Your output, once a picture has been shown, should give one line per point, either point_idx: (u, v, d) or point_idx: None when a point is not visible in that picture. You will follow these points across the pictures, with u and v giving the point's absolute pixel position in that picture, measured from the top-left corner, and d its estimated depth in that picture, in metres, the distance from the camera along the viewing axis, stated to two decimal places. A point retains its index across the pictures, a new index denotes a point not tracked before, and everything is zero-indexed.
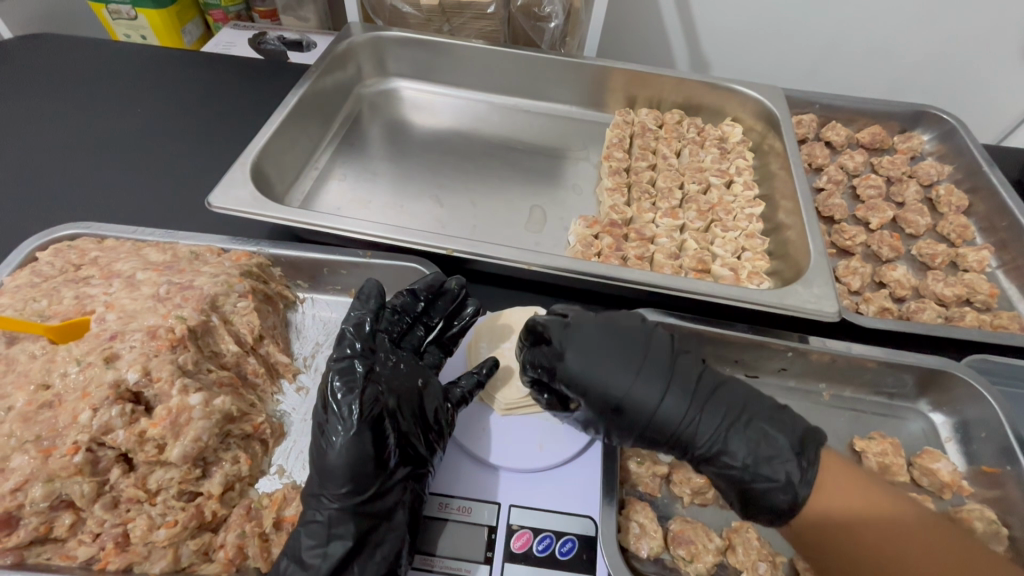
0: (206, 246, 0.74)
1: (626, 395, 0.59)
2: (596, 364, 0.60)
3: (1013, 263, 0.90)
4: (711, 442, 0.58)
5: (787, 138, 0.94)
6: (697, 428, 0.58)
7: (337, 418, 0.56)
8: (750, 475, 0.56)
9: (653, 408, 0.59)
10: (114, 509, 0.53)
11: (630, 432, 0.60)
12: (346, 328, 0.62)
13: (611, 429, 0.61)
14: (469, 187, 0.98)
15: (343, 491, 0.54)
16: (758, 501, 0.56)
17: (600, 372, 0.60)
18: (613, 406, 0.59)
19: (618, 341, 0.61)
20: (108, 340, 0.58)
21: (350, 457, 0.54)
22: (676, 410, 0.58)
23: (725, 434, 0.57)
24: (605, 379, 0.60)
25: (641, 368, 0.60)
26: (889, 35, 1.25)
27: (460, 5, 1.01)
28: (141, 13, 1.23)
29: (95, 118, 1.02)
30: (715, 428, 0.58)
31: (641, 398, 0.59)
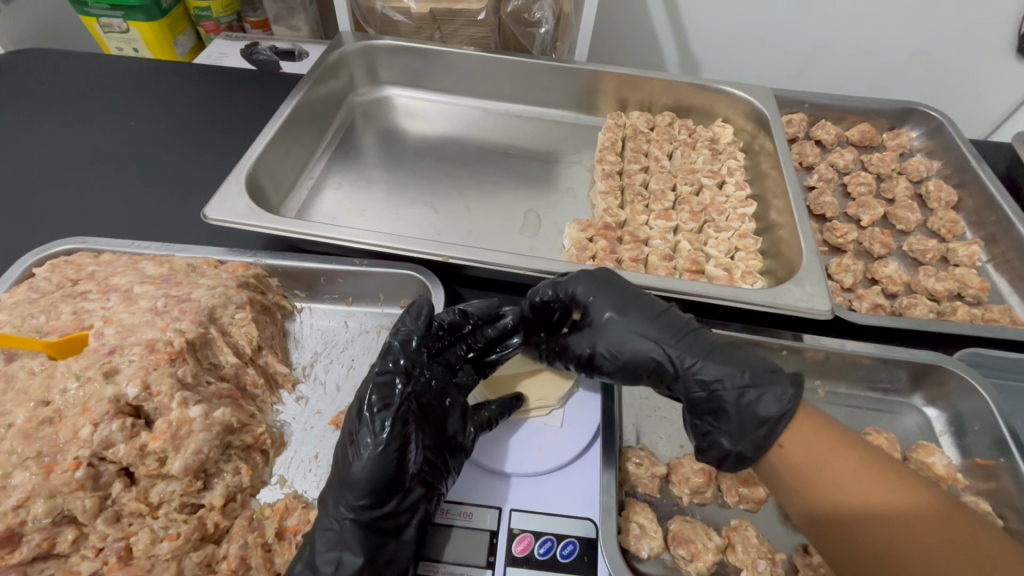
0: (203, 259, 0.75)
1: (622, 314, 0.65)
2: (599, 287, 0.67)
3: (1002, 257, 0.91)
4: (699, 357, 0.60)
5: (777, 138, 0.95)
6: (686, 344, 0.61)
7: (369, 432, 0.55)
8: (739, 387, 0.58)
9: (647, 330, 0.63)
10: (116, 523, 0.53)
11: (623, 352, 0.64)
12: (395, 340, 0.61)
13: (608, 351, 0.64)
14: (464, 193, 0.99)
15: (360, 505, 0.54)
16: (746, 415, 0.57)
17: (601, 294, 0.66)
18: (609, 326, 0.65)
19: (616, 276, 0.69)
20: (107, 355, 0.59)
21: (373, 477, 0.53)
22: (666, 330, 0.63)
23: (715, 350, 0.60)
24: (605, 299, 0.66)
25: (636, 296, 0.66)
26: (875, 35, 1.27)
27: (450, 13, 1.02)
28: (133, 26, 1.24)
29: (89, 132, 1.03)
30: (706, 345, 0.61)
31: (635, 319, 0.64)
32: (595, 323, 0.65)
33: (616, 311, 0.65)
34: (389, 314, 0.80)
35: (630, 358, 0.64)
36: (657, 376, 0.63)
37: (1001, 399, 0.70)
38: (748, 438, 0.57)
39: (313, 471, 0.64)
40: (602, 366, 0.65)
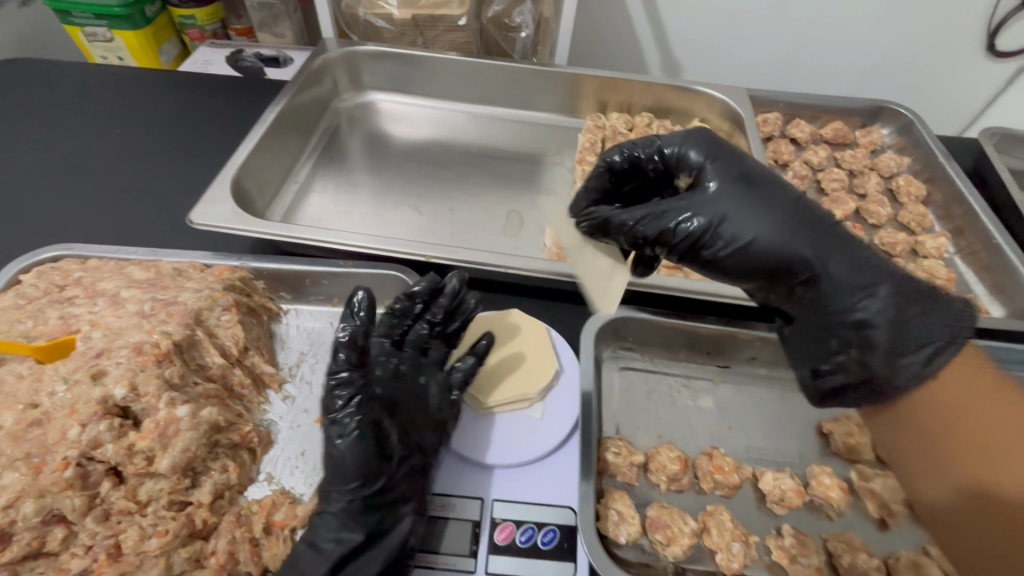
0: (189, 263, 0.76)
1: (750, 186, 0.56)
2: (718, 154, 0.58)
3: (969, 249, 0.94)
4: (829, 253, 0.56)
5: (751, 137, 0.97)
6: (817, 232, 0.56)
7: (342, 421, 0.58)
8: (872, 288, 0.55)
9: (777, 210, 0.56)
10: (105, 521, 0.54)
11: (748, 231, 0.55)
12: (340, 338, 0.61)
13: (728, 228, 0.55)
14: (447, 194, 1.01)
15: (352, 487, 0.57)
16: (890, 318, 0.55)
17: (725, 160, 0.57)
18: (732, 196, 0.56)
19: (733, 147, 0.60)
20: (95, 358, 0.60)
21: (357, 460, 0.57)
22: (796, 213, 0.56)
23: (844, 242, 0.56)
24: (732, 167, 0.57)
25: (764, 172, 0.58)
26: (848, 35, 1.31)
27: (432, 19, 1.04)
28: (118, 35, 1.24)
29: (75, 140, 1.03)
30: (834, 235, 0.56)
31: (767, 197, 0.56)
32: (713, 196, 0.56)
33: (745, 180, 0.56)
34: None
35: (756, 237, 0.55)
36: (783, 263, 0.56)
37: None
38: (859, 337, 0.56)
39: (300, 468, 0.66)
40: (710, 246, 0.56)
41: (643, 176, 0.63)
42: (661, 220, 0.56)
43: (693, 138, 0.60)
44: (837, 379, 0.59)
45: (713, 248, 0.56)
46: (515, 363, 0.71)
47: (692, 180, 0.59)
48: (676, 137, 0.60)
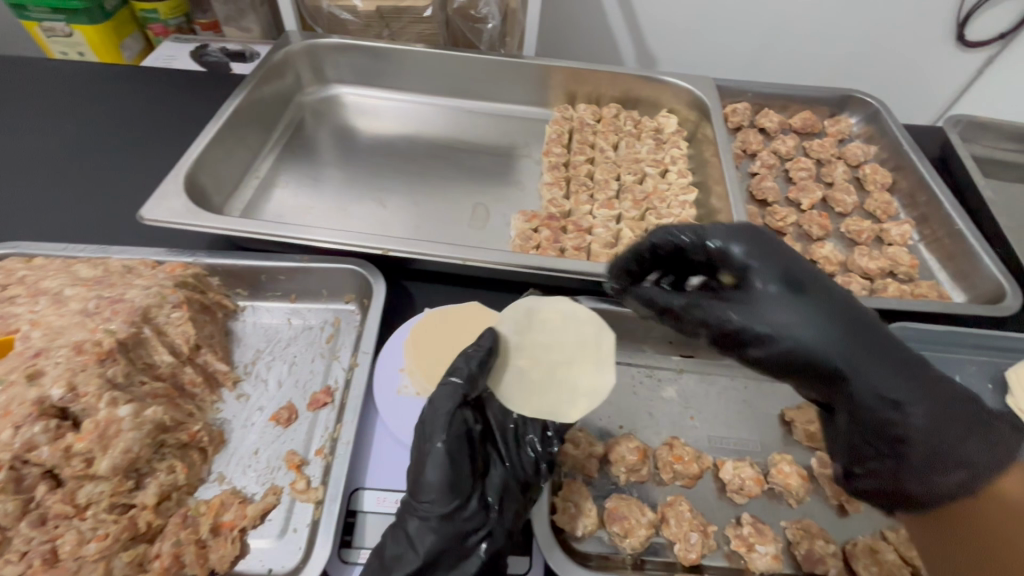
0: (139, 260, 0.74)
1: (800, 295, 0.48)
2: (759, 253, 0.50)
3: (933, 236, 0.94)
4: (878, 376, 0.46)
5: (717, 127, 0.97)
6: (870, 350, 0.47)
7: (438, 429, 0.55)
8: (916, 408, 0.46)
9: (822, 322, 0.47)
10: (41, 526, 0.52)
11: (785, 346, 0.48)
12: (468, 361, 0.60)
13: (755, 348, 0.49)
14: (413, 188, 0.99)
15: (434, 502, 0.52)
16: (920, 442, 0.46)
17: (771, 263, 0.49)
18: (772, 305, 0.48)
19: (777, 243, 0.52)
20: (33, 358, 0.58)
21: (446, 474, 0.53)
22: (846, 328, 0.47)
23: (910, 368, 0.46)
24: (768, 272, 0.49)
25: (816, 276, 0.49)
26: (818, 25, 1.31)
27: (398, 10, 1.03)
28: (76, 30, 1.21)
29: (28, 136, 1.01)
30: (900, 370, 0.46)
31: (812, 304, 0.48)
32: (747, 305, 0.49)
33: (792, 289, 0.48)
34: (333, 310, 0.80)
35: (792, 353, 0.48)
36: (828, 382, 0.48)
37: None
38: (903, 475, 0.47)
39: (252, 467, 0.64)
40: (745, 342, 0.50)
41: (688, 262, 0.56)
42: (707, 310, 0.52)
43: (734, 233, 0.52)
44: (872, 483, 0.50)
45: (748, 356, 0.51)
46: (537, 381, 0.63)
47: (734, 279, 0.52)
48: (722, 230, 0.52)
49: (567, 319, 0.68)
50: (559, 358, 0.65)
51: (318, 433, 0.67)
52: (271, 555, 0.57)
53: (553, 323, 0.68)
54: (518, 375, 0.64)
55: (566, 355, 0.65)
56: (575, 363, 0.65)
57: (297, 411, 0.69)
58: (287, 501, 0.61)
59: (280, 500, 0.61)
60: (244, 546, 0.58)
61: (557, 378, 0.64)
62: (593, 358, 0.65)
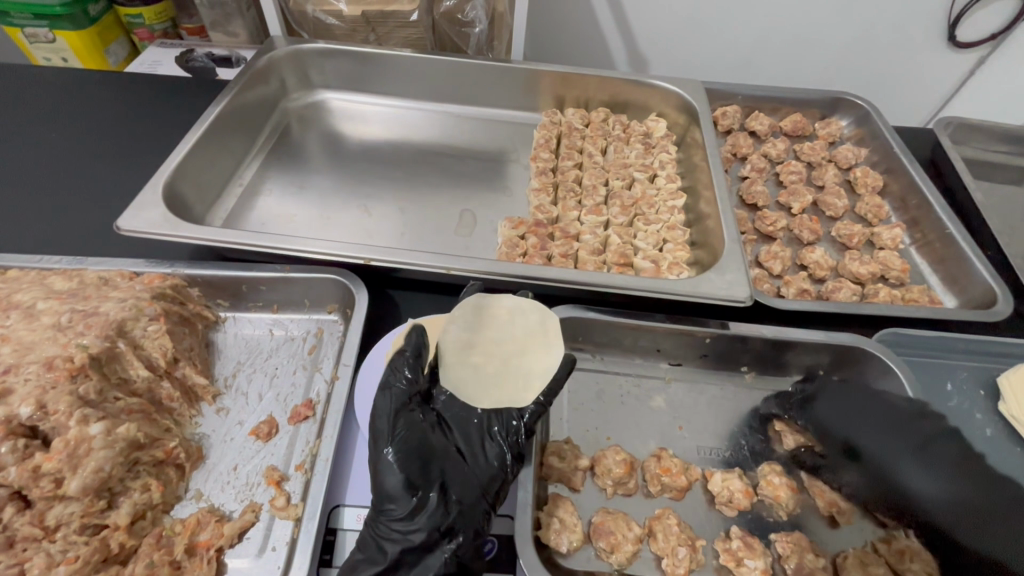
0: (116, 271, 0.72)
1: (884, 442, 0.58)
2: (831, 408, 0.64)
3: (924, 239, 0.94)
4: (956, 511, 0.51)
5: (706, 131, 0.96)
6: (956, 486, 0.52)
7: (384, 433, 0.55)
8: (961, 524, 0.50)
9: (924, 465, 0.54)
10: (9, 549, 0.51)
11: (883, 488, 0.57)
12: (408, 365, 0.60)
13: (857, 483, 0.60)
14: (398, 195, 0.98)
15: (394, 505, 0.52)
16: (963, 534, 0.50)
17: (837, 420, 0.63)
18: (858, 459, 0.60)
19: (852, 392, 0.64)
20: (1, 375, 0.56)
21: (399, 475, 0.52)
22: (914, 458, 0.55)
23: (970, 487, 0.51)
24: (830, 429, 0.63)
25: (888, 404, 0.60)
26: (808, 27, 1.30)
27: (383, 15, 1.01)
28: (59, 36, 1.20)
29: (8, 145, 0.99)
30: (970, 487, 0.51)
31: (907, 455, 0.56)
32: (832, 435, 0.63)
33: (850, 447, 0.61)
34: (316, 320, 0.78)
35: (897, 498, 0.56)
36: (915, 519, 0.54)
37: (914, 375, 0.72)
38: None
39: (230, 484, 0.63)
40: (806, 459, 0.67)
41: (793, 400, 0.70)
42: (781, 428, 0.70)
43: (829, 398, 0.65)
44: None
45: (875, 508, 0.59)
46: (493, 373, 0.63)
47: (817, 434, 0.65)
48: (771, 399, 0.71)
49: (513, 312, 0.68)
50: (510, 348, 0.65)
51: (299, 447, 0.65)
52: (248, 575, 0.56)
53: (500, 316, 0.67)
54: (473, 369, 0.63)
55: (520, 346, 0.65)
56: (524, 351, 0.65)
57: (277, 425, 0.67)
58: (266, 519, 0.60)
59: (259, 517, 0.60)
60: (220, 565, 0.56)
61: (511, 368, 0.63)
62: (542, 344, 0.66)
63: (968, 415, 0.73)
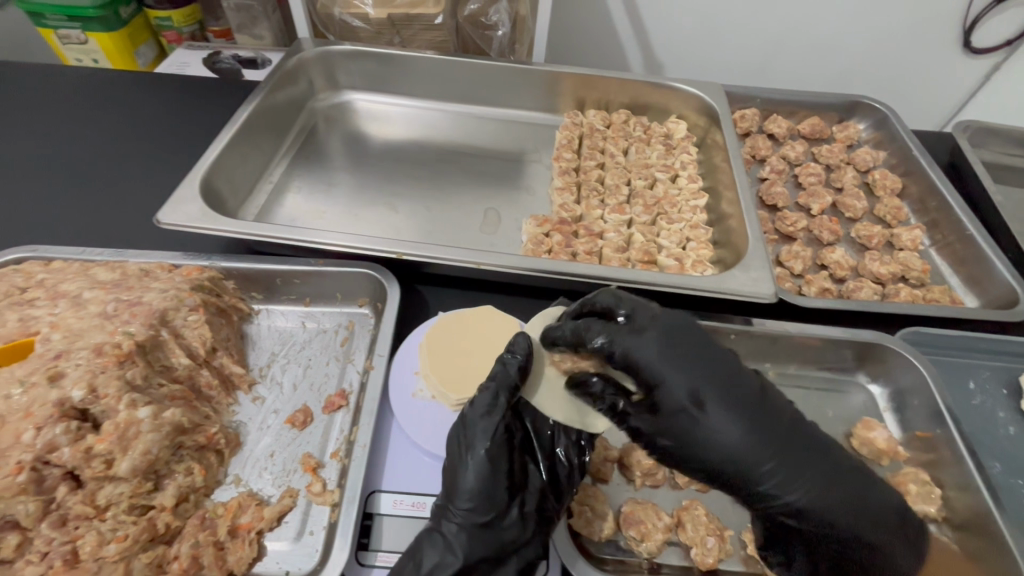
0: (156, 263, 0.75)
1: (722, 399, 0.53)
2: (672, 363, 0.55)
3: (944, 241, 0.94)
4: (772, 465, 0.52)
5: (727, 132, 0.98)
6: (771, 449, 0.53)
7: (478, 437, 0.56)
8: (807, 492, 0.52)
9: (740, 434, 0.53)
10: (61, 527, 0.53)
11: (698, 448, 0.53)
12: (510, 365, 0.59)
13: (663, 436, 0.55)
14: (424, 193, 1.00)
15: (471, 507, 0.53)
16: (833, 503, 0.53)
17: (686, 381, 0.54)
18: (689, 415, 0.53)
19: (704, 347, 0.56)
20: (53, 360, 0.58)
21: (484, 480, 0.54)
22: (736, 423, 0.53)
23: (775, 445, 0.53)
24: (654, 379, 0.55)
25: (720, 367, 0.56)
26: (825, 32, 1.31)
27: (408, 18, 1.03)
28: (91, 37, 1.22)
29: (44, 141, 1.01)
30: (764, 448, 0.52)
31: (737, 415, 0.53)
32: (672, 390, 0.54)
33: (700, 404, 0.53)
34: (347, 313, 0.80)
35: (710, 454, 0.53)
36: (738, 472, 0.53)
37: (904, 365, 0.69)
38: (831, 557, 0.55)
39: (268, 469, 0.64)
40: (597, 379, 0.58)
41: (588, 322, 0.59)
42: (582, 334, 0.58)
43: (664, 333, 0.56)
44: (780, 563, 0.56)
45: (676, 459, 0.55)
46: (564, 388, 0.62)
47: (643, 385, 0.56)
48: (597, 328, 0.57)
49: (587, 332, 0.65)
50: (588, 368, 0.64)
51: (334, 436, 0.67)
52: (287, 557, 0.58)
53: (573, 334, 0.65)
54: (548, 381, 0.63)
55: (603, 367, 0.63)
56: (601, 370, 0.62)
57: (312, 414, 0.69)
58: (302, 504, 0.61)
59: (296, 502, 0.61)
60: (260, 548, 0.58)
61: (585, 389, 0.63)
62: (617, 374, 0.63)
63: (991, 414, 0.74)
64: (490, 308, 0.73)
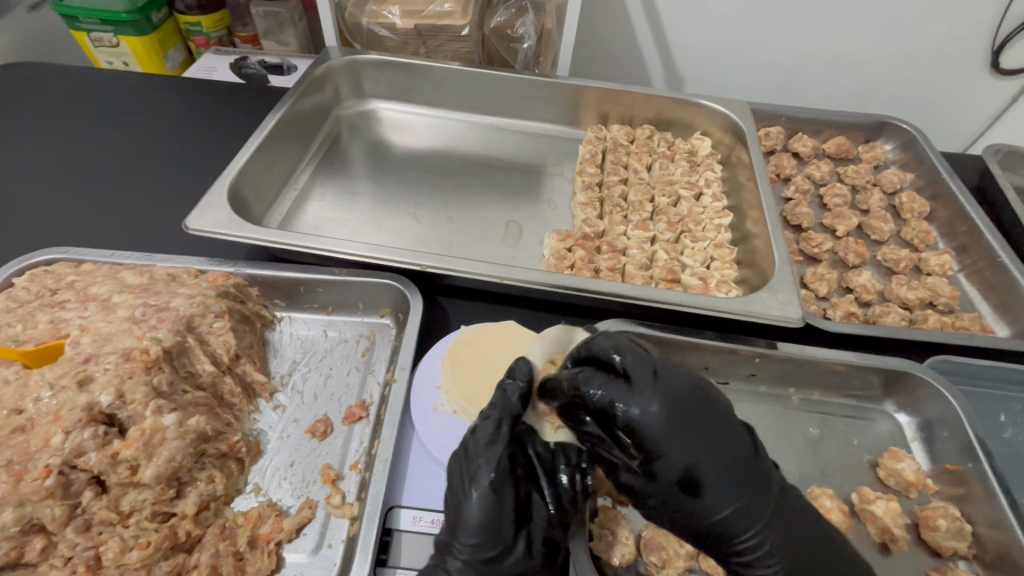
0: (183, 268, 0.75)
1: (720, 476, 0.53)
2: (670, 438, 0.52)
3: (974, 266, 0.93)
4: (746, 537, 0.53)
5: (753, 151, 0.97)
6: (751, 524, 0.53)
7: (482, 468, 0.55)
8: (784, 561, 0.54)
9: (729, 503, 0.53)
10: (86, 532, 0.53)
11: (683, 519, 0.54)
12: (512, 393, 0.59)
13: (652, 501, 0.55)
14: (446, 203, 1.00)
15: (477, 544, 0.52)
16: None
17: (681, 457, 0.52)
18: (676, 493, 0.53)
19: (690, 426, 0.53)
20: (83, 363, 0.59)
21: (491, 516, 0.53)
22: (709, 499, 0.53)
23: (755, 522, 0.54)
24: (651, 456, 0.52)
25: (714, 445, 0.54)
26: (853, 50, 1.30)
27: (435, 29, 1.04)
28: (123, 40, 1.24)
29: (74, 141, 1.03)
30: (747, 521, 0.53)
31: (725, 494, 0.53)
32: (664, 472, 0.52)
33: (687, 480, 0.53)
34: (369, 323, 0.81)
35: (689, 522, 0.55)
36: (714, 537, 0.54)
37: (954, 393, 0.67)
38: None
39: (287, 479, 0.64)
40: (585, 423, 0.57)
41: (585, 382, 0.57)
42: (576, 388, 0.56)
43: (660, 408, 0.52)
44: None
45: (656, 519, 0.56)
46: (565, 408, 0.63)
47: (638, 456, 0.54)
48: (610, 394, 0.53)
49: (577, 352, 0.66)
50: None
51: (354, 447, 0.67)
52: (305, 570, 0.57)
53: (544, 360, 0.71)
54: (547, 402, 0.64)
55: None
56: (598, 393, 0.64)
57: (333, 424, 0.69)
58: (321, 516, 0.61)
59: (315, 514, 0.61)
60: (279, 560, 0.58)
61: None
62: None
63: (1022, 448, 0.72)
64: (514, 324, 0.74)
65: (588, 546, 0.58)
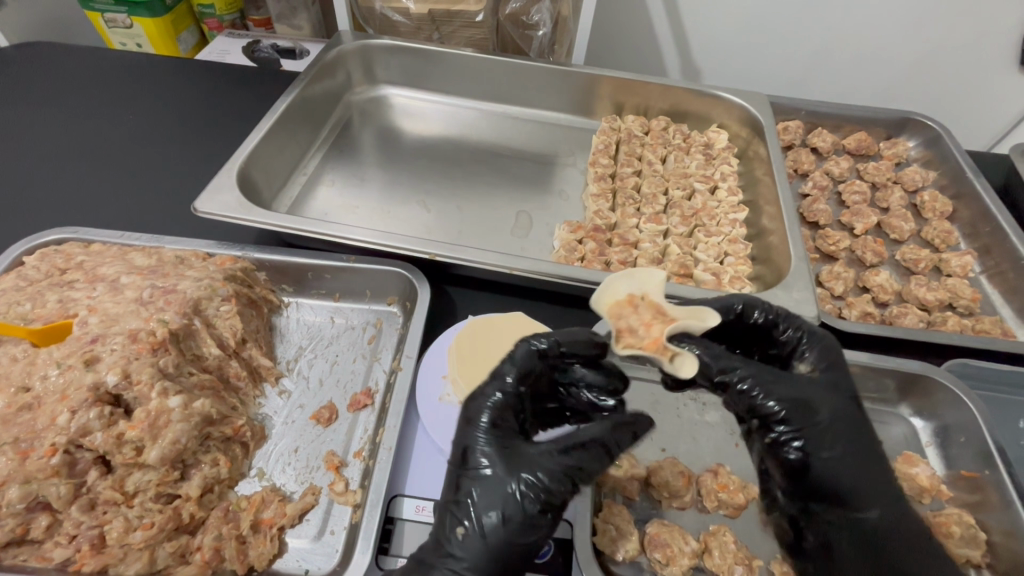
0: (191, 251, 0.75)
1: (851, 420, 0.55)
2: (840, 370, 0.57)
3: (996, 268, 0.90)
4: (869, 489, 0.54)
5: (771, 145, 0.95)
6: (875, 479, 0.55)
7: (481, 452, 0.51)
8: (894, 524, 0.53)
9: (862, 452, 0.55)
10: (91, 511, 0.53)
11: (837, 444, 0.54)
12: (494, 390, 0.54)
13: (818, 411, 0.54)
14: (456, 192, 0.99)
15: (490, 520, 0.48)
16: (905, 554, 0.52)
17: (847, 390, 0.57)
18: (843, 415, 0.55)
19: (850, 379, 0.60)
20: (90, 343, 0.59)
21: (496, 492, 0.49)
22: (856, 425, 0.55)
23: (881, 477, 0.55)
24: (853, 384, 0.58)
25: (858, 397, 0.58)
26: (877, 45, 1.26)
27: (449, 14, 1.02)
28: (137, 22, 1.23)
29: (85, 121, 1.02)
30: (871, 471, 0.55)
31: (862, 437, 0.55)
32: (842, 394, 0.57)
33: (853, 415, 0.55)
34: (376, 311, 0.80)
35: (834, 461, 0.54)
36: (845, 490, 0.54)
37: (971, 399, 0.66)
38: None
39: (291, 464, 0.64)
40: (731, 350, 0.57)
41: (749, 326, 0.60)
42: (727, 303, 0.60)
43: (837, 348, 0.59)
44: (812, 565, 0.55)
45: (789, 434, 0.54)
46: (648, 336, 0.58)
47: (816, 371, 0.58)
48: (784, 325, 0.59)
49: (651, 286, 0.63)
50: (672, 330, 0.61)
51: (359, 434, 0.67)
52: (308, 556, 0.57)
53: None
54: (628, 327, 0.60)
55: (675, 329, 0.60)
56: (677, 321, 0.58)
57: (338, 410, 0.69)
58: (324, 503, 0.61)
59: (319, 500, 0.61)
60: (281, 544, 0.58)
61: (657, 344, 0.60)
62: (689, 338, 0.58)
63: None
64: (522, 315, 0.73)
65: (591, 540, 0.56)
